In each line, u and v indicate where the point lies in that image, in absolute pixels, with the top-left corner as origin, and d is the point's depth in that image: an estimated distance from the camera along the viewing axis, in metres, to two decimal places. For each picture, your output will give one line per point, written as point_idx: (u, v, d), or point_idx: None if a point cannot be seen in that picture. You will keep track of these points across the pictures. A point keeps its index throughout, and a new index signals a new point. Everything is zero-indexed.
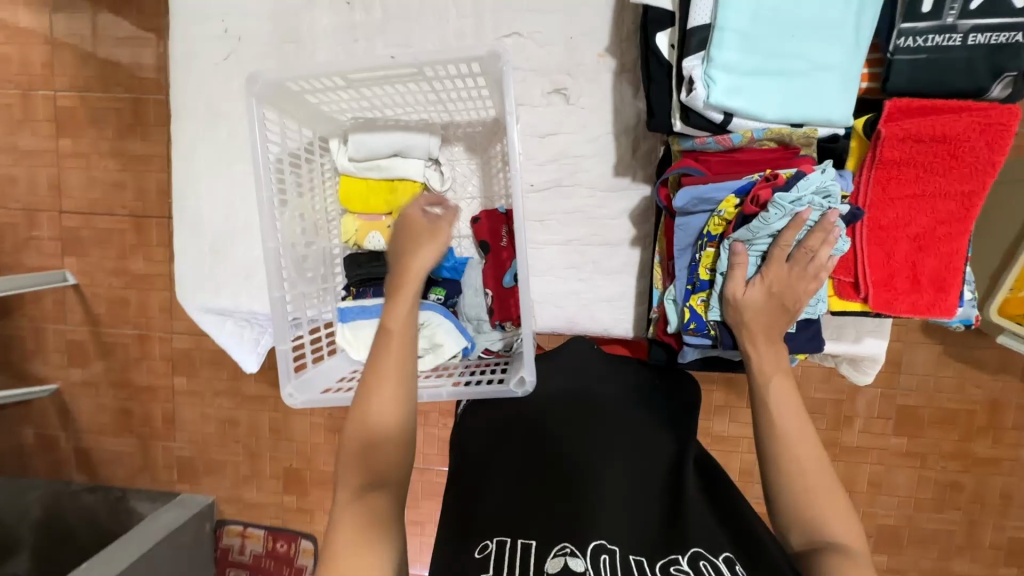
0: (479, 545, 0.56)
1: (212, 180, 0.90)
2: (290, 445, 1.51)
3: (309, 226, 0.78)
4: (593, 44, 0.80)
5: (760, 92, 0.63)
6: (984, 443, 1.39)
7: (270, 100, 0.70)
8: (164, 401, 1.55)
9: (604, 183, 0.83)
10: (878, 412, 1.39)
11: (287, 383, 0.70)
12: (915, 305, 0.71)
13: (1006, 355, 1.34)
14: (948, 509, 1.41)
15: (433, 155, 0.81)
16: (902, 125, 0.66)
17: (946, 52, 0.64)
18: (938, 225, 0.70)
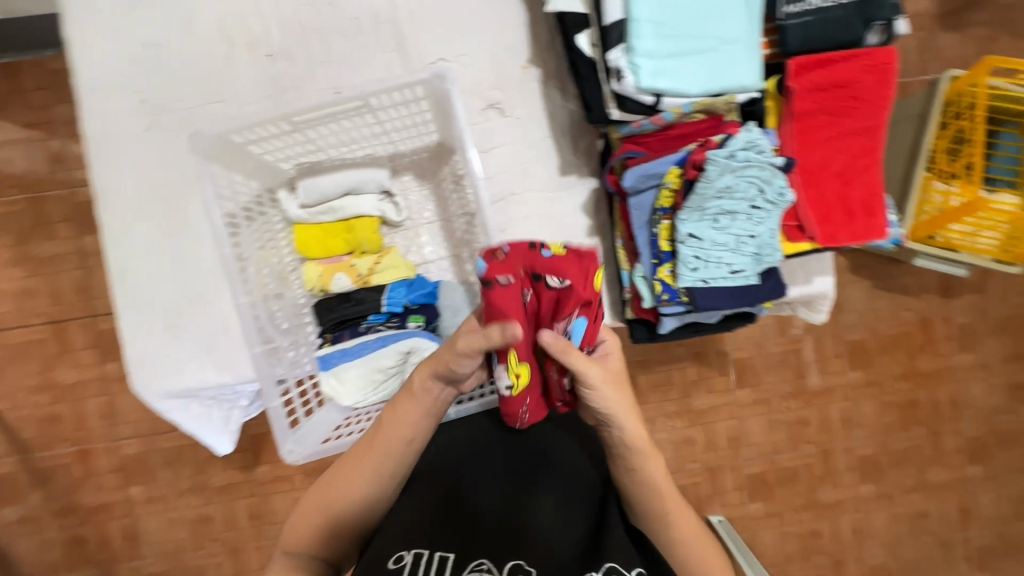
0: (395, 556, 0.59)
1: (151, 256, 0.85)
2: (276, 527, 1.41)
3: (275, 277, 0.77)
4: (516, 58, 0.85)
5: (682, 71, 0.70)
6: (926, 358, 1.53)
7: (214, 155, 0.71)
8: (122, 516, 1.40)
9: (553, 182, 0.87)
10: (833, 352, 1.51)
11: (284, 440, 0.70)
12: (855, 233, 0.78)
13: (923, 276, 1.50)
14: (912, 426, 1.54)
15: (386, 187, 0.82)
16: (808, 78, 0.75)
17: (826, 12, 0.75)
18: (855, 159, 0.79)
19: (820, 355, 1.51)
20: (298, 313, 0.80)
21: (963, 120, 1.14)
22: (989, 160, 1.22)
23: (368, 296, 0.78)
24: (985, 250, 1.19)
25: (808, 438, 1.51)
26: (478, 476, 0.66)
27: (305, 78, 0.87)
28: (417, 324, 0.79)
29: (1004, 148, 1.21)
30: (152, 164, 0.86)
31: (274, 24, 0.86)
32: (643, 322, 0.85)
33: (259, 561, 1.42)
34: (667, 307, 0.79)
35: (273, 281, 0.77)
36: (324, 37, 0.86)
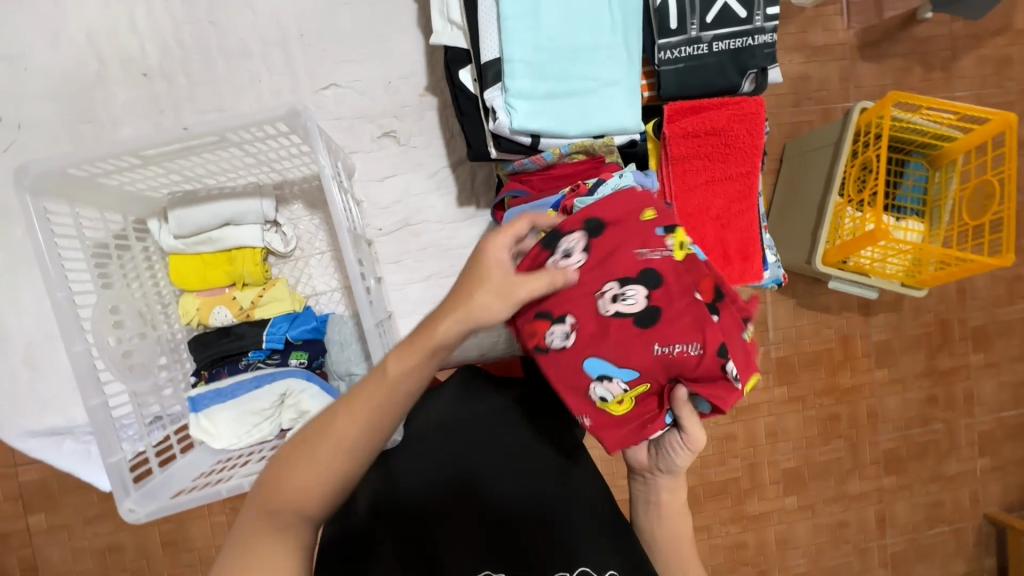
0: None
1: (10, 285, 0.97)
2: (191, 555, 1.36)
3: (137, 316, 0.82)
4: (413, 86, 0.97)
5: (557, 113, 0.73)
6: (846, 374, 1.59)
7: (52, 190, 0.72)
8: (20, 547, 1.32)
9: (450, 214, 1.00)
10: (760, 369, 1.55)
11: (124, 498, 0.71)
12: (729, 276, 0.84)
13: (843, 296, 1.56)
14: (833, 439, 1.60)
15: (268, 217, 0.88)
16: (680, 125, 0.79)
17: (698, 60, 0.76)
18: (731, 203, 0.84)
19: None
20: (156, 351, 0.85)
21: (869, 152, 1.19)
22: (897, 188, 1.27)
23: (248, 331, 0.87)
24: (894, 273, 1.26)
25: (735, 453, 1.55)
26: (438, 492, 0.72)
27: (183, 99, 0.96)
28: (301, 360, 0.88)
29: (911, 177, 1.27)
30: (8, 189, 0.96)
31: (151, 45, 0.94)
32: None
33: None
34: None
35: (129, 321, 0.80)
36: (208, 61, 0.95)
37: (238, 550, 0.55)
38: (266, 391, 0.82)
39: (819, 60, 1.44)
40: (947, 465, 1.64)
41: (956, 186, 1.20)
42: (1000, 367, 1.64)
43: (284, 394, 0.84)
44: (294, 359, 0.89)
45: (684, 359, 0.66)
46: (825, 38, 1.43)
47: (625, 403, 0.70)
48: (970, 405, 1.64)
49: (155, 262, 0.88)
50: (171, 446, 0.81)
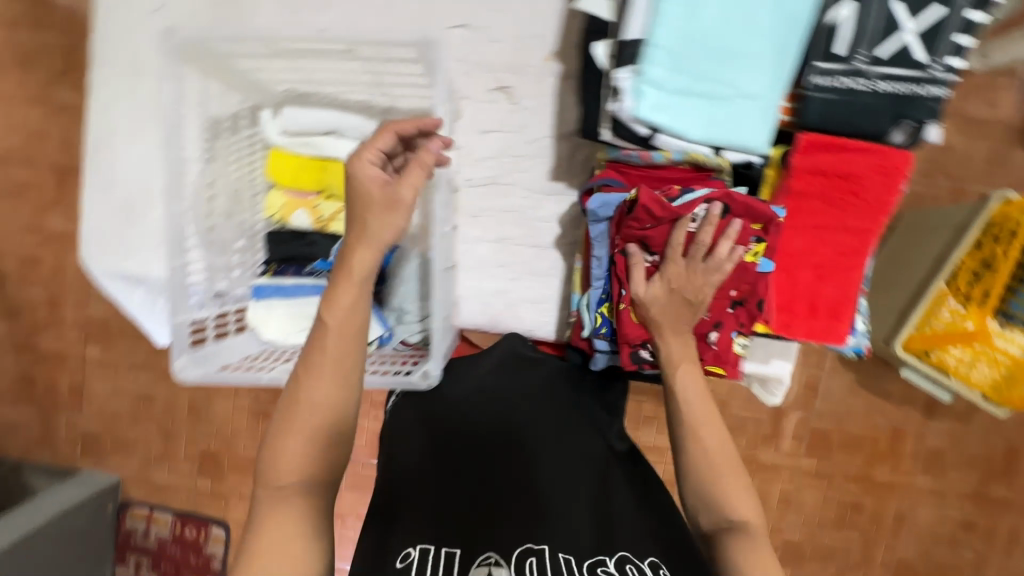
0: (401, 555, 0.64)
1: (127, 138, 1.02)
2: (209, 425, 1.48)
3: (226, 197, 0.89)
4: (541, 48, 0.95)
5: (681, 111, 0.73)
6: (884, 468, 1.49)
7: (188, 57, 0.81)
8: (72, 370, 1.47)
9: (540, 185, 1.00)
10: (792, 433, 1.48)
11: (180, 356, 0.85)
12: (810, 329, 0.87)
13: (908, 387, 1.45)
14: (847, 528, 1.51)
15: (367, 139, 0.90)
16: (808, 159, 0.80)
17: (853, 94, 0.75)
18: (836, 258, 0.86)
19: (779, 431, 1.48)
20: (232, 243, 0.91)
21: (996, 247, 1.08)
22: (1011, 295, 1.15)
23: (320, 241, 0.90)
24: (977, 383, 1.16)
25: None
26: (463, 463, 0.77)
27: (320, 6, 1.00)
28: None
29: None
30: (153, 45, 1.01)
31: None
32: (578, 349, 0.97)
33: (185, 452, 1.50)
34: (599, 341, 0.91)
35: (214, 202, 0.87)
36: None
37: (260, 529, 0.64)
38: (321, 301, 0.88)
39: (971, 136, 1.30)
40: None
41: None
42: None
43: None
44: None
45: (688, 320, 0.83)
46: (989, 111, 1.29)
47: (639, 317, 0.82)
48: (1012, 545, 1.50)
49: (255, 149, 0.92)
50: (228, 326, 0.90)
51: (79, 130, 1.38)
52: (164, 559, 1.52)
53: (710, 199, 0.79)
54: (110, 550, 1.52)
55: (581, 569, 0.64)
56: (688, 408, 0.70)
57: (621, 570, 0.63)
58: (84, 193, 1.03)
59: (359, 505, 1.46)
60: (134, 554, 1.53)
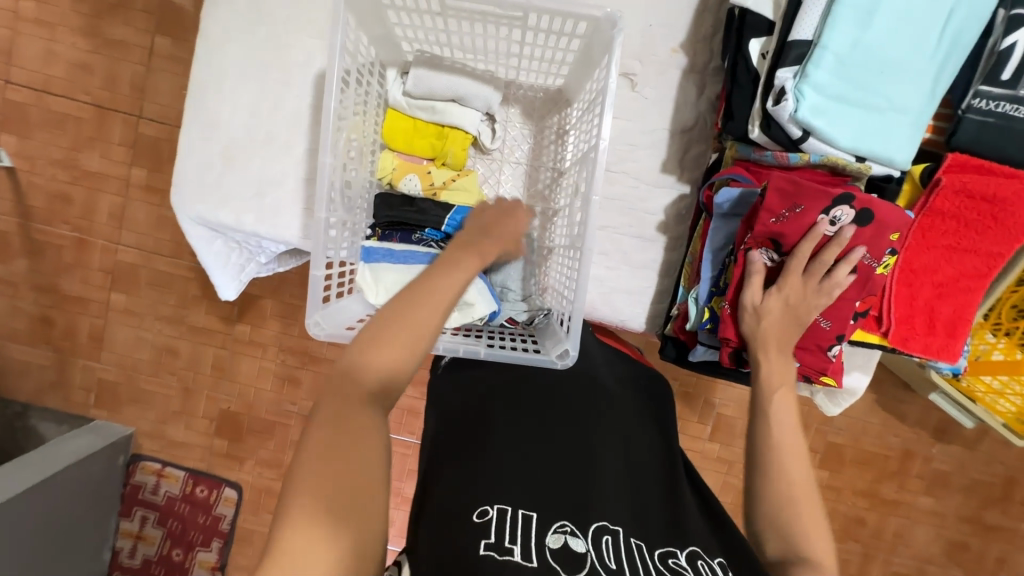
0: (479, 511, 0.64)
1: (237, 82, 0.99)
2: (232, 385, 1.45)
3: (357, 153, 0.88)
4: (669, 40, 0.97)
5: (840, 120, 0.77)
6: (890, 486, 1.54)
7: (355, 6, 0.79)
8: (95, 315, 1.42)
9: (650, 176, 1.00)
10: (809, 445, 1.52)
11: (314, 313, 0.79)
12: (927, 345, 0.91)
13: (926, 411, 1.50)
14: (849, 540, 1.57)
15: (491, 110, 0.94)
16: (959, 178, 0.82)
17: (1010, 120, 0.79)
18: (959, 278, 0.89)
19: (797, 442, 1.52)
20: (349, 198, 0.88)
21: None
22: None
23: (430, 209, 0.89)
24: (1000, 411, 1.21)
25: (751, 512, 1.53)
26: (539, 434, 0.78)
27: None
28: None
29: None
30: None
31: None
32: (677, 343, 0.98)
33: (205, 410, 1.47)
34: (703, 334, 0.92)
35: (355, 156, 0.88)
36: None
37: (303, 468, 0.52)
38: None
39: None
40: None
41: None
42: None
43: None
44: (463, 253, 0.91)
45: (814, 330, 0.84)
46: None
47: None
48: (999, 568, 1.58)
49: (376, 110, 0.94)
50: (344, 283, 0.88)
51: (128, 66, 1.32)
52: (170, 517, 1.49)
53: (853, 209, 0.78)
54: (115, 502, 1.49)
55: (652, 554, 0.64)
56: (780, 433, 0.72)
57: (693, 565, 0.63)
58: (181, 132, 0.99)
59: None
60: (139, 509, 1.50)
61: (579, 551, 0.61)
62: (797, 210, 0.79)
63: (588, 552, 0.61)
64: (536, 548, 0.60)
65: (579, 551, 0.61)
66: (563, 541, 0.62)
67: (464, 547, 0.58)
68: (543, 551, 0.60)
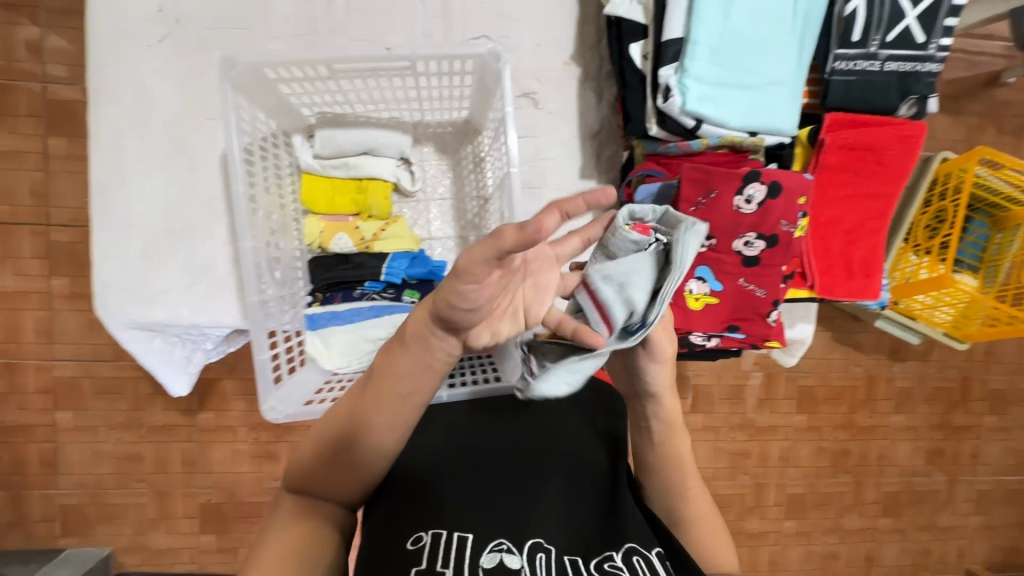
0: (413, 539, 0.64)
1: (144, 177, 0.97)
2: (209, 476, 1.39)
3: (278, 227, 0.90)
4: (560, 54, 1.01)
5: (724, 103, 0.86)
6: (864, 413, 1.63)
7: (241, 86, 0.82)
8: (42, 440, 1.33)
9: (571, 182, 1.02)
10: (784, 394, 1.59)
11: (272, 396, 0.84)
12: (849, 289, 1.00)
13: (879, 337, 1.60)
14: (840, 473, 1.64)
15: (404, 155, 0.96)
16: (840, 135, 0.92)
17: (869, 75, 0.90)
18: (863, 222, 1.00)
19: (772, 394, 1.59)
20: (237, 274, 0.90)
21: (944, 201, 1.23)
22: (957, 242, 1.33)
23: (366, 262, 0.91)
24: (940, 322, 1.31)
25: (746, 470, 1.59)
26: (480, 452, 0.77)
27: (340, 24, 0.99)
28: (413, 299, 0.93)
29: (974, 234, 1.32)
30: (169, 72, 0.97)
31: None
32: None
33: (184, 509, 1.39)
34: None
35: (275, 231, 0.89)
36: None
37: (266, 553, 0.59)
38: (385, 322, 0.90)
39: None
40: (941, 517, 1.70)
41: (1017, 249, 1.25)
42: (1009, 432, 1.70)
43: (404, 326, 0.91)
44: (407, 296, 0.93)
45: (751, 299, 0.93)
46: None
47: (699, 301, 0.92)
48: (975, 463, 1.69)
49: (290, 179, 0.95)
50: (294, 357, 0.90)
51: (25, 174, 1.25)
52: None
53: (763, 184, 0.87)
54: None
55: (587, 568, 0.64)
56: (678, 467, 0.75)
57: (630, 565, 0.64)
58: (92, 238, 0.95)
59: None
60: None
61: (514, 568, 0.61)
62: (712, 195, 0.88)
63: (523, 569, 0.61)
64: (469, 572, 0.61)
65: (513, 570, 0.61)
66: (498, 560, 0.62)
67: None
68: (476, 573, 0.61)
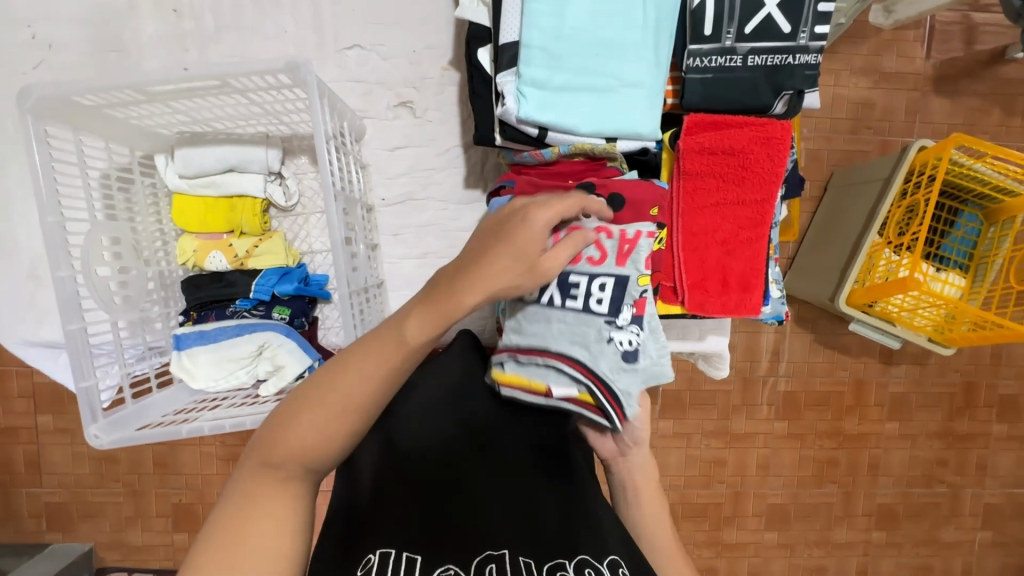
0: (361, 562, 0.59)
1: (30, 205, 1.13)
2: (179, 477, 1.44)
3: (124, 250, 0.97)
4: (439, 60, 1.11)
5: (564, 108, 0.82)
6: (853, 420, 1.53)
7: (46, 112, 0.85)
8: (26, 442, 1.42)
9: (456, 195, 1.15)
10: (763, 400, 1.51)
11: (94, 424, 0.89)
12: (725, 304, 0.93)
13: (865, 340, 1.49)
14: (827, 483, 1.55)
15: (271, 167, 1.03)
16: (696, 139, 0.86)
17: (731, 70, 0.85)
18: (738, 232, 0.92)
19: (749, 399, 1.51)
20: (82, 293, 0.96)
21: (919, 194, 1.13)
22: (943, 238, 1.22)
23: (239, 279, 1.04)
24: (921, 327, 1.20)
25: (721, 479, 1.52)
26: (431, 455, 0.76)
27: (209, 39, 1.10)
28: (282, 315, 1.05)
29: (962, 229, 1.20)
30: None
31: None
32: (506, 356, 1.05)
33: (158, 508, 1.45)
34: None
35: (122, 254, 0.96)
36: (237, 8, 1.09)
37: (242, 501, 0.59)
38: (244, 341, 0.99)
39: (888, 88, 1.39)
40: (944, 531, 1.58)
41: (1010, 245, 1.13)
42: None
43: (262, 345, 1.00)
44: (277, 313, 1.05)
45: None
46: (897, 64, 1.38)
47: None
48: (982, 474, 1.56)
49: (160, 199, 1.07)
50: (148, 380, 0.99)
51: None
52: None
53: (601, 197, 0.84)
54: None
55: (540, 571, 0.62)
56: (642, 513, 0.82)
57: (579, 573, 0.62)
58: None
59: None
60: None
61: None
62: None
63: None
64: None
65: None
66: None
67: None
68: None
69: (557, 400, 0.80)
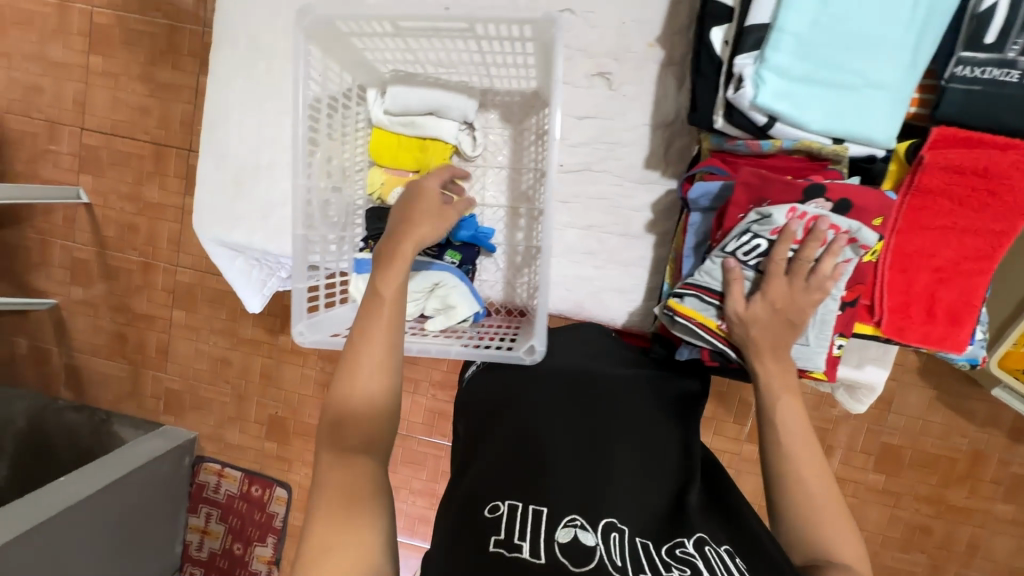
0: (491, 507, 0.68)
1: (242, 116, 1.22)
2: (279, 392, 1.56)
3: (336, 171, 1.08)
4: (646, 35, 1.09)
5: (801, 101, 0.84)
6: (960, 492, 1.40)
7: (314, 34, 0.96)
8: (160, 331, 1.59)
9: (634, 174, 1.15)
10: (859, 447, 1.42)
11: (299, 323, 0.98)
12: (926, 334, 0.92)
13: (995, 408, 1.35)
14: (913, 550, 1.44)
15: (466, 117, 1.09)
16: (944, 154, 0.84)
17: (1001, 85, 0.80)
18: (961, 261, 0.90)
19: (847, 443, 1.42)
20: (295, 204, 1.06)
21: None
22: None
23: None
24: None
25: None
26: (554, 429, 0.83)
27: None
28: (454, 259, 1.12)
29: None
30: (263, 20, 1.20)
31: None
32: (663, 342, 1.07)
33: (257, 415, 1.59)
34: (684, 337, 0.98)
35: (332, 173, 1.07)
36: None
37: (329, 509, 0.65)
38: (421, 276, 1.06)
39: None
40: None
41: None
42: None
43: (436, 284, 1.06)
44: (449, 256, 1.12)
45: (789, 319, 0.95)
46: None
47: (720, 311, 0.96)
48: None
49: (360, 128, 1.13)
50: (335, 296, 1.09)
51: (180, 106, 1.47)
52: (229, 513, 1.61)
53: (829, 201, 0.86)
54: (184, 499, 1.63)
55: (659, 549, 0.68)
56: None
57: (701, 551, 0.67)
58: (201, 164, 1.25)
59: (414, 478, 1.56)
60: (204, 505, 1.63)
61: (588, 544, 0.65)
62: (763, 203, 0.88)
63: (597, 543, 0.65)
64: (545, 542, 0.64)
65: (589, 543, 0.65)
66: (573, 535, 0.66)
67: (473, 541, 0.63)
68: (551, 545, 0.64)
69: (719, 344, 0.91)
